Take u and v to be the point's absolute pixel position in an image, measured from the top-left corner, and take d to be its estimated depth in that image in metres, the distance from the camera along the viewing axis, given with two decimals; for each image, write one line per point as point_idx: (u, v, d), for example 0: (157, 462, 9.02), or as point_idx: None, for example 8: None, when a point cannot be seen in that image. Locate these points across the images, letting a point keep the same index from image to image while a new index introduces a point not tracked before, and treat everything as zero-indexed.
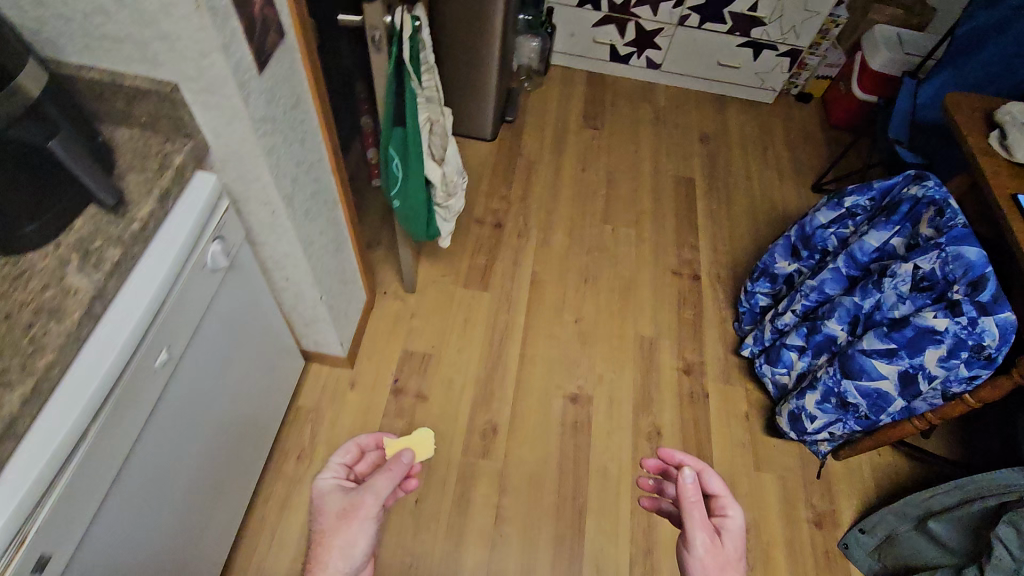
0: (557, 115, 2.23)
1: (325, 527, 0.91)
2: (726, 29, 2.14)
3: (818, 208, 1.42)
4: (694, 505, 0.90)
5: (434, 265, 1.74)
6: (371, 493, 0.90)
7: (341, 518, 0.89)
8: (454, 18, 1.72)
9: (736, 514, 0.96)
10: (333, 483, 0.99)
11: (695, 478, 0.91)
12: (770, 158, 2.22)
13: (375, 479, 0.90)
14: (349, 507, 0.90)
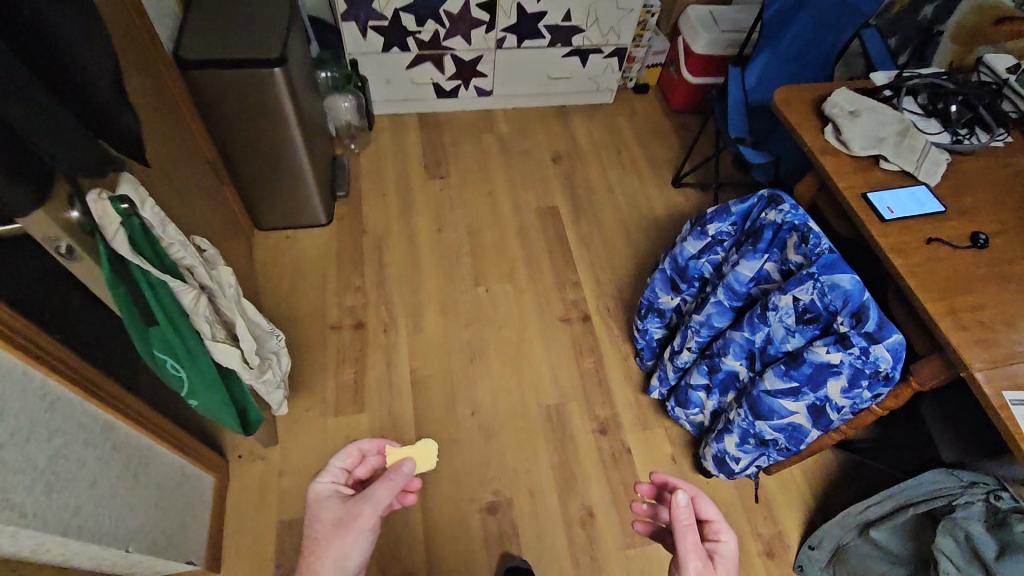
0: (396, 173, 2.01)
1: (320, 535, 0.90)
2: (547, 43, 2.01)
3: (683, 237, 1.30)
4: (688, 530, 0.84)
5: (296, 401, 1.51)
6: (370, 500, 0.91)
7: (337, 529, 0.89)
8: (233, 111, 1.43)
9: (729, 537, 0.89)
10: (328, 487, 0.98)
11: (687, 501, 0.85)
12: (625, 163, 2.13)
13: (374, 488, 0.91)
14: (346, 517, 0.90)
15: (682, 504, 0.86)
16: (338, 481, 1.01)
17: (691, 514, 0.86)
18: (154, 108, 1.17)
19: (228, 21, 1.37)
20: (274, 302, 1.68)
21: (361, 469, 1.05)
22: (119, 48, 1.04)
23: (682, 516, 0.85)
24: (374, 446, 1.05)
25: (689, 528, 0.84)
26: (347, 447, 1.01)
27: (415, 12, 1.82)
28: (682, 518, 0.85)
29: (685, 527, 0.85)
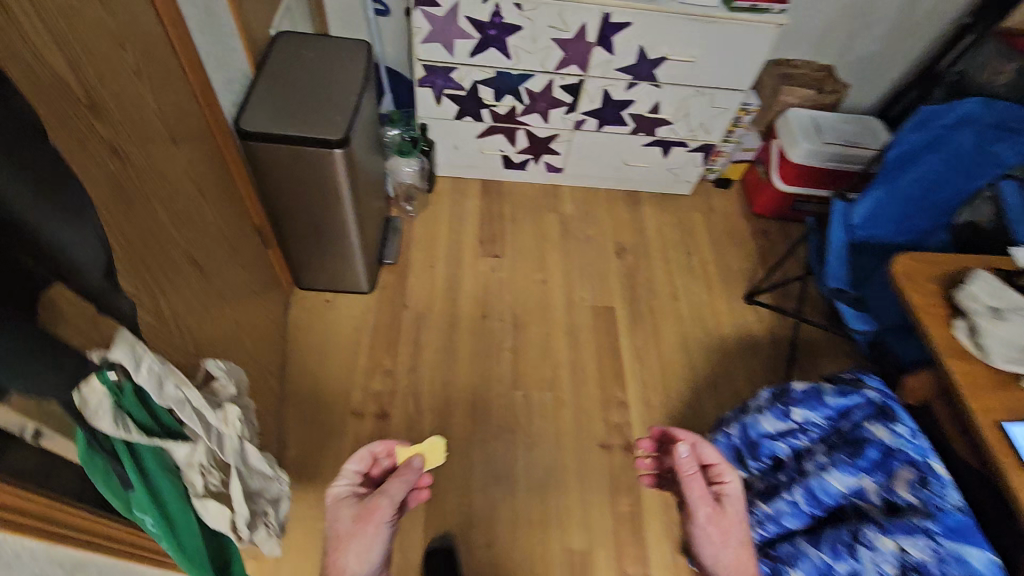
0: (448, 244, 1.90)
1: (342, 533, 0.98)
2: (629, 130, 1.87)
3: (762, 410, 1.11)
4: (694, 477, 0.95)
5: (302, 496, 1.40)
6: (387, 496, 1.00)
7: (358, 525, 0.98)
8: (288, 179, 1.35)
9: (734, 478, 1.00)
10: (346, 490, 1.08)
11: (690, 453, 0.96)
12: (695, 266, 1.95)
13: (390, 483, 1.01)
14: (365, 513, 0.99)
15: (685, 455, 0.97)
16: (354, 483, 1.10)
17: (697, 464, 0.96)
18: (205, 187, 1.09)
19: (295, 92, 1.31)
20: (300, 373, 1.57)
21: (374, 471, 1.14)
22: (171, 132, 0.96)
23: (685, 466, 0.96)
24: (387, 450, 1.13)
25: (694, 475, 0.95)
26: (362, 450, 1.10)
27: (495, 86, 1.72)
28: (687, 467, 0.96)
29: (690, 472, 0.96)
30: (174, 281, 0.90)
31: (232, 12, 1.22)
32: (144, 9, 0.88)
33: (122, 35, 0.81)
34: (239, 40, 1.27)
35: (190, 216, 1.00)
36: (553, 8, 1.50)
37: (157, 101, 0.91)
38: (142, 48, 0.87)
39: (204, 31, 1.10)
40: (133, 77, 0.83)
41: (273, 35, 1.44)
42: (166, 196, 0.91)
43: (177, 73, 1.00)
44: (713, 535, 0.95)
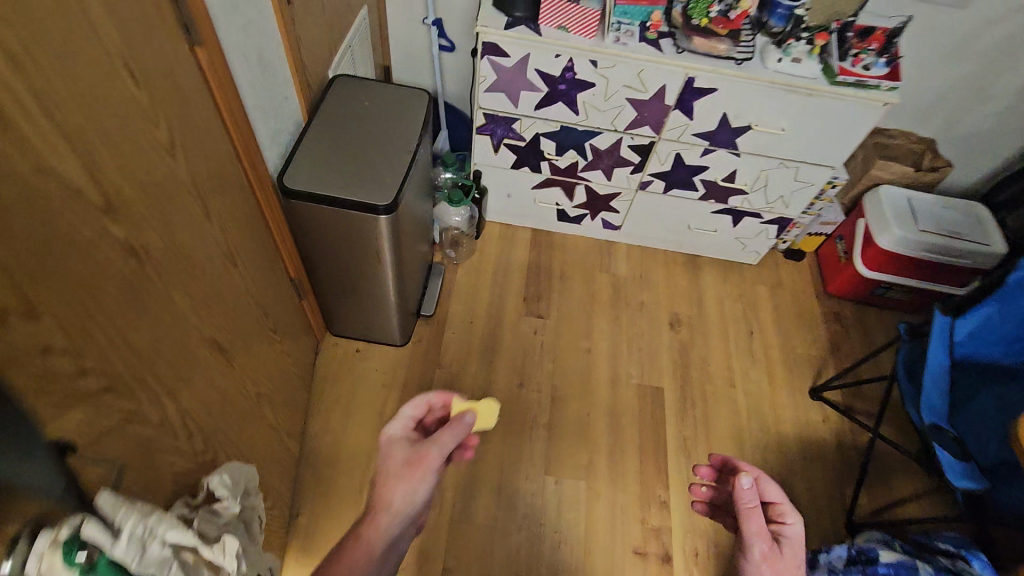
0: (490, 299, 1.78)
1: (393, 469, 1.09)
2: (699, 196, 1.70)
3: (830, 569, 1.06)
4: (754, 511, 0.96)
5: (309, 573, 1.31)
6: (438, 447, 1.09)
7: (408, 467, 1.08)
8: (328, 235, 1.26)
9: (795, 518, 0.99)
10: (400, 431, 1.18)
11: (753, 486, 0.97)
12: (757, 349, 1.77)
13: (442, 435, 1.09)
14: (415, 456, 1.09)
15: (746, 487, 0.98)
16: (408, 426, 1.20)
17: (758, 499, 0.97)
18: (238, 253, 1.01)
19: (344, 144, 1.22)
20: (322, 430, 1.49)
21: (426, 418, 1.24)
22: (206, 202, 0.88)
23: (745, 499, 0.97)
24: (443, 403, 1.24)
25: (754, 510, 0.96)
26: (419, 399, 1.21)
27: (557, 139, 1.59)
28: (747, 499, 0.97)
29: (749, 506, 0.97)
30: (190, 374, 0.82)
31: (286, 59, 1.14)
32: (187, 73, 0.80)
33: (157, 110, 0.72)
34: (292, 87, 1.19)
35: (218, 291, 0.92)
36: (632, 68, 1.36)
37: (192, 172, 0.82)
38: (179, 117, 0.78)
39: (254, 83, 1.02)
40: (166, 153, 0.74)
41: (330, 77, 1.36)
42: (192, 277, 0.83)
43: (219, 134, 0.92)
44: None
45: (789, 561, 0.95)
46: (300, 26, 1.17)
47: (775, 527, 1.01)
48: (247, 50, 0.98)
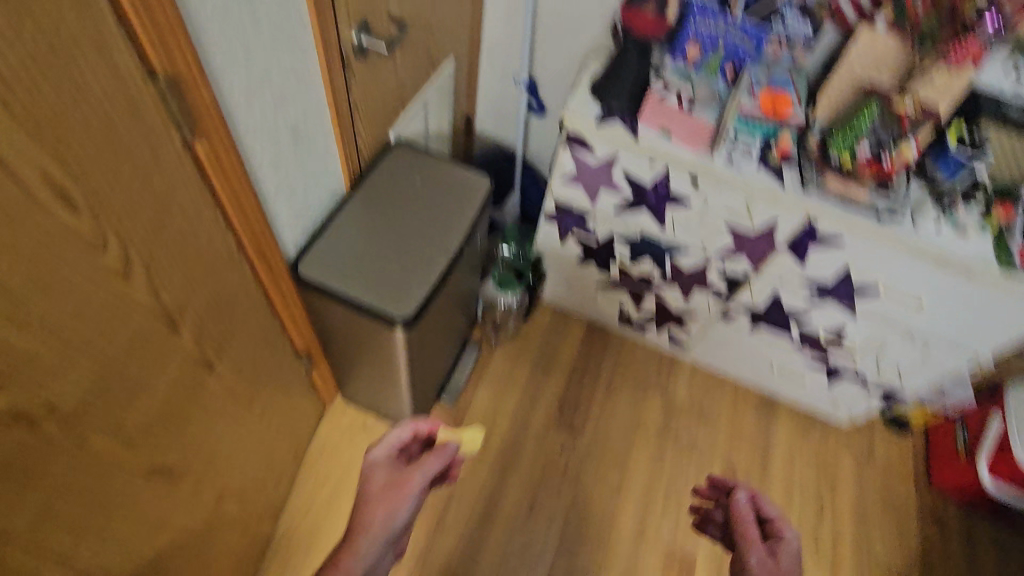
0: (521, 398, 1.58)
1: (374, 496, 0.98)
2: (791, 342, 1.40)
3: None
4: (748, 521, 0.91)
5: None
6: (423, 473, 0.98)
7: (389, 494, 0.97)
8: (340, 322, 1.11)
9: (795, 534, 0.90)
10: (384, 457, 1.06)
11: (748, 500, 0.94)
12: (822, 536, 1.46)
13: (427, 460, 0.99)
14: (397, 482, 0.99)
15: (741, 501, 0.95)
16: (392, 451, 1.08)
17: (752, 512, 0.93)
18: (219, 352, 0.87)
19: (377, 231, 1.06)
20: (304, 513, 1.36)
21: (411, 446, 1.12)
22: (174, 314, 0.74)
23: (740, 511, 0.93)
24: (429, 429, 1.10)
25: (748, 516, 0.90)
26: (406, 424, 1.09)
27: (634, 246, 1.35)
28: (743, 514, 0.93)
29: (746, 521, 0.92)
30: (99, 521, 0.69)
31: (332, 129, 0.99)
32: (171, 174, 0.66)
33: (107, 230, 0.58)
34: (337, 157, 1.04)
35: (174, 406, 0.78)
36: (740, 196, 1.11)
37: (156, 287, 0.68)
38: (148, 228, 0.65)
39: (278, 163, 0.87)
40: (112, 278, 0.61)
41: (393, 141, 1.22)
42: (130, 408, 0.69)
43: (216, 231, 0.78)
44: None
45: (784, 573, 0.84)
46: (360, 93, 1.02)
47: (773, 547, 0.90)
48: (276, 128, 0.83)
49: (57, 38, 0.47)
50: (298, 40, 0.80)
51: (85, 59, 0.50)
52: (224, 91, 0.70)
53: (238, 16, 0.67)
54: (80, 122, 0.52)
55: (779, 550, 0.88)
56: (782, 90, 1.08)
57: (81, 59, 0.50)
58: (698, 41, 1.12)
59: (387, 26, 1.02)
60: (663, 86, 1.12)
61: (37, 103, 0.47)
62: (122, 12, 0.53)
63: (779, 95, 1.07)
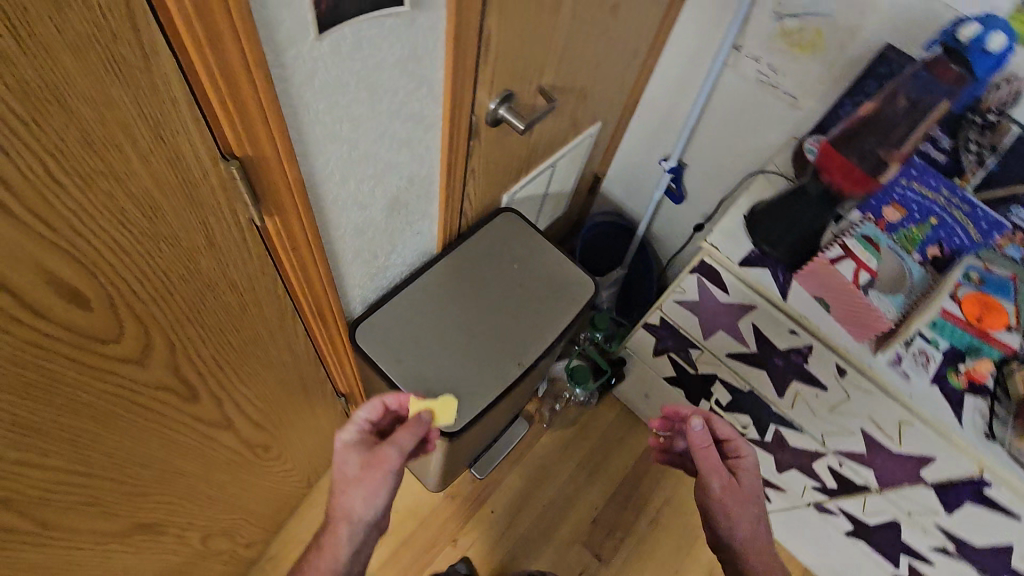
0: (556, 496, 1.42)
1: (348, 480, 0.75)
2: (893, 570, 1.13)
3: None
4: (706, 450, 0.84)
5: None
6: (398, 446, 0.75)
7: (364, 477, 0.74)
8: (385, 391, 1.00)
9: (752, 455, 0.88)
10: (358, 439, 0.79)
11: (706, 427, 0.85)
12: None
13: (401, 432, 0.76)
14: (370, 460, 0.75)
15: (698, 429, 0.85)
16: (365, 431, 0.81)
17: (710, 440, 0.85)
18: (241, 409, 0.79)
19: (457, 312, 0.95)
20: (297, 544, 1.29)
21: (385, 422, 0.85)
22: (197, 383, 0.65)
23: (699, 441, 0.85)
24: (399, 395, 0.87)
25: (709, 450, 0.84)
26: (375, 399, 0.82)
27: (737, 396, 1.13)
28: (701, 442, 0.84)
29: (704, 448, 0.85)
30: None
31: (437, 196, 0.87)
32: (225, 251, 0.56)
33: (125, 319, 0.49)
34: (434, 222, 0.92)
35: (170, 467, 0.70)
36: (892, 411, 0.88)
37: (178, 363, 0.59)
38: (182, 308, 0.55)
39: (363, 231, 0.77)
40: (122, 363, 0.52)
41: (504, 204, 1.07)
42: (115, 480, 0.61)
43: (269, 299, 0.68)
44: (724, 518, 0.84)
45: (747, 494, 0.85)
46: (480, 160, 0.89)
47: (727, 461, 0.89)
48: (371, 198, 0.73)
49: (103, 127, 0.37)
50: (421, 113, 0.68)
51: (136, 145, 0.40)
52: (317, 168, 0.60)
53: (354, 91, 0.56)
54: (113, 216, 0.42)
55: (735, 468, 0.88)
56: (997, 298, 0.81)
57: (130, 144, 0.40)
58: (903, 204, 0.87)
59: (533, 95, 0.87)
60: (854, 247, 0.86)
61: (57, 204, 0.38)
62: (200, 88, 0.42)
63: (993, 303, 0.81)
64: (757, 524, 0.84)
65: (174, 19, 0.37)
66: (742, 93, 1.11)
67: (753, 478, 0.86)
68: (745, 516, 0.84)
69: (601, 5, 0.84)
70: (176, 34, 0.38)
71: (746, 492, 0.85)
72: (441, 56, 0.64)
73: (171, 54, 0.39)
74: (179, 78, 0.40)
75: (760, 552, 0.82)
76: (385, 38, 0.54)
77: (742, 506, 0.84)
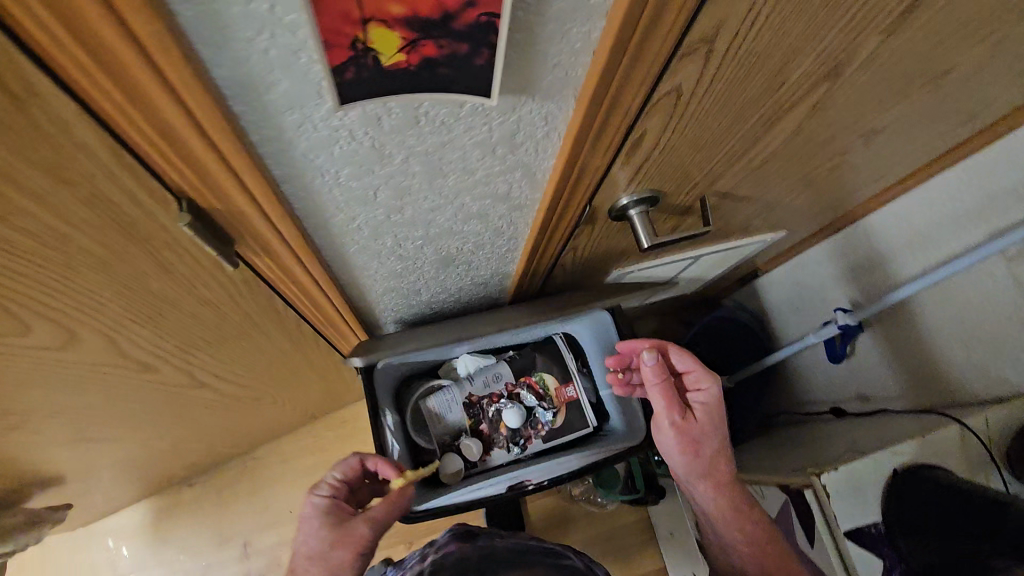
0: None
1: (311, 555, 0.62)
2: None
3: (462, 552, 0.64)
4: (658, 390, 0.72)
5: (137, 532, 1.22)
6: (374, 520, 0.64)
7: (330, 556, 0.61)
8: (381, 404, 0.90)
9: (713, 387, 0.71)
10: (332, 507, 0.67)
11: (658, 361, 0.71)
12: None
13: (380, 503, 0.66)
14: (341, 534, 0.63)
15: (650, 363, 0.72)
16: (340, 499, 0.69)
17: (663, 376, 0.71)
18: (220, 377, 0.72)
19: None
20: (280, 458, 1.28)
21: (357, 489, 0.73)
22: (156, 362, 0.58)
23: (651, 376, 0.72)
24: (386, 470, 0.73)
25: (659, 385, 0.72)
26: (353, 460, 0.72)
27: None
28: (653, 377, 0.72)
29: (658, 384, 0.72)
30: None
31: (517, 260, 0.70)
32: (192, 279, 0.45)
33: (34, 323, 0.41)
34: (507, 277, 0.76)
35: (121, 403, 0.66)
36: None
37: (124, 350, 0.52)
38: (130, 315, 0.47)
39: (404, 276, 0.63)
40: (40, 350, 0.45)
41: (611, 277, 0.87)
42: (46, 415, 0.58)
43: (262, 311, 0.58)
44: (680, 460, 0.74)
45: (705, 432, 0.72)
46: (591, 241, 0.69)
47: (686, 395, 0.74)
48: (418, 253, 0.57)
49: None
50: (510, 193, 0.50)
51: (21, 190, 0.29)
52: (336, 223, 0.46)
53: (400, 164, 0.40)
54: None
55: (694, 402, 0.73)
56: None
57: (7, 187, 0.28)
58: None
59: (693, 198, 0.64)
60: None
61: None
62: (132, 137, 0.29)
63: None
64: (720, 461, 0.72)
65: (65, 61, 0.24)
66: (1006, 299, 0.76)
67: (714, 412, 0.72)
68: (703, 453, 0.72)
69: (852, 127, 0.57)
70: (75, 80, 0.25)
71: (702, 431, 0.71)
72: (557, 145, 0.45)
73: (67, 99, 0.25)
74: (89, 126, 0.27)
75: (720, 493, 0.72)
76: (464, 120, 0.37)
77: (699, 448, 0.72)
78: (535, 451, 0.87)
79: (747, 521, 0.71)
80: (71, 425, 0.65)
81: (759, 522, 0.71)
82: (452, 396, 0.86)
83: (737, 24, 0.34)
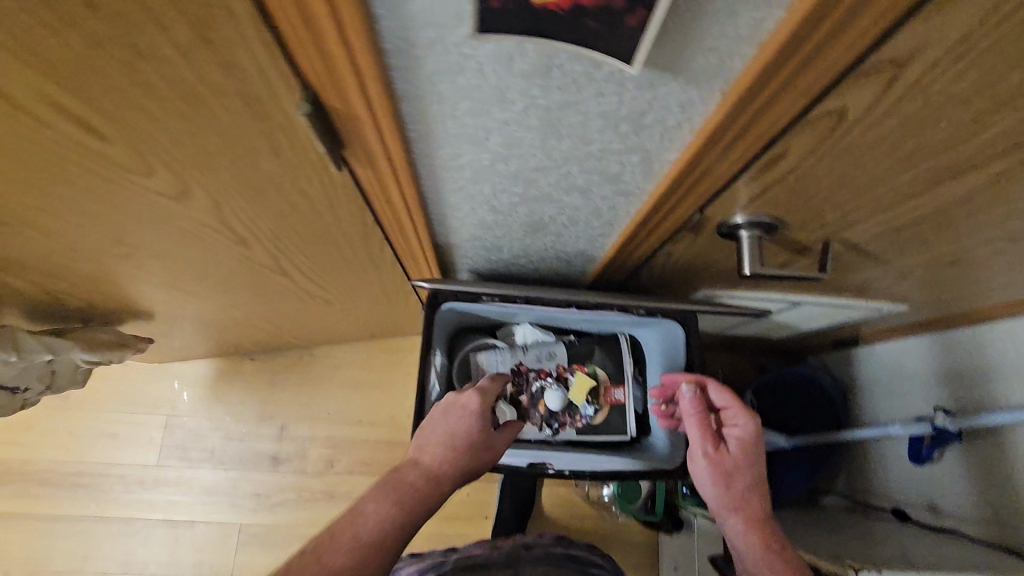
0: None
1: (472, 443, 0.65)
2: None
3: (488, 555, 0.67)
4: (692, 418, 0.69)
5: (197, 383, 1.35)
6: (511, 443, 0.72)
7: (485, 453, 0.67)
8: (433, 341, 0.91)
9: (750, 422, 0.67)
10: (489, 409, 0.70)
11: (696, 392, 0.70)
12: None
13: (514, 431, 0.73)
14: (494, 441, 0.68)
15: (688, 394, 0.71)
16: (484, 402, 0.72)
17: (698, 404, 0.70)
18: (300, 270, 0.76)
19: None
20: (332, 360, 1.36)
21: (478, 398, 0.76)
22: (248, 237, 0.62)
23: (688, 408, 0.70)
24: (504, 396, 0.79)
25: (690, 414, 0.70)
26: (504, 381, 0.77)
27: None
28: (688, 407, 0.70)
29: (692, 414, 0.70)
30: (83, 280, 0.70)
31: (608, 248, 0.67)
32: (297, 170, 0.47)
33: (156, 167, 0.44)
34: (592, 261, 0.73)
35: (212, 264, 0.71)
36: None
37: (225, 217, 0.56)
38: (236, 187, 0.49)
39: (491, 228, 0.62)
40: (155, 194, 0.49)
41: (697, 295, 0.83)
42: (148, 252, 0.64)
43: (350, 220, 0.60)
44: (710, 494, 0.66)
45: (740, 465, 0.65)
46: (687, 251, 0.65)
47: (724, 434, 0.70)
48: (510, 210, 0.56)
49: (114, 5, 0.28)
50: (620, 175, 0.48)
51: (172, 40, 0.31)
52: (441, 154, 0.46)
53: (518, 113, 0.38)
54: (136, 87, 0.34)
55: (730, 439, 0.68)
56: None
57: (158, 31, 0.30)
58: None
59: (815, 237, 0.58)
60: None
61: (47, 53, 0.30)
62: (275, 15, 0.30)
63: None
64: (754, 496, 0.64)
65: None
66: None
67: (750, 447, 0.66)
68: (736, 486, 0.64)
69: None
70: None
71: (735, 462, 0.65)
72: (685, 138, 0.42)
73: None
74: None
75: (749, 528, 0.61)
76: (596, 83, 0.35)
77: (731, 479, 0.65)
78: (566, 439, 0.85)
79: (776, 556, 0.58)
80: (166, 269, 0.72)
81: (793, 561, 0.57)
82: (502, 358, 0.87)
83: (939, 55, 0.29)
